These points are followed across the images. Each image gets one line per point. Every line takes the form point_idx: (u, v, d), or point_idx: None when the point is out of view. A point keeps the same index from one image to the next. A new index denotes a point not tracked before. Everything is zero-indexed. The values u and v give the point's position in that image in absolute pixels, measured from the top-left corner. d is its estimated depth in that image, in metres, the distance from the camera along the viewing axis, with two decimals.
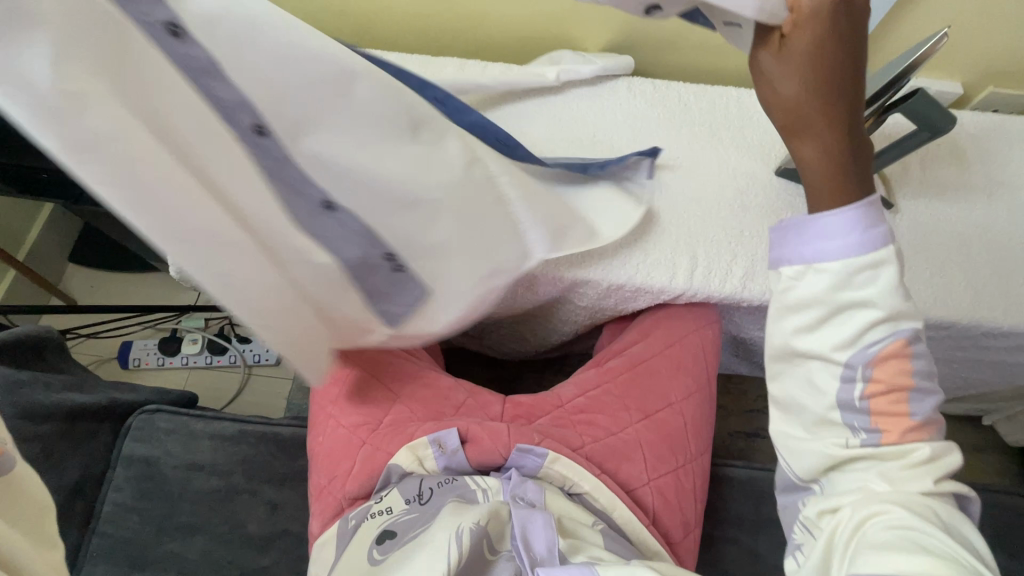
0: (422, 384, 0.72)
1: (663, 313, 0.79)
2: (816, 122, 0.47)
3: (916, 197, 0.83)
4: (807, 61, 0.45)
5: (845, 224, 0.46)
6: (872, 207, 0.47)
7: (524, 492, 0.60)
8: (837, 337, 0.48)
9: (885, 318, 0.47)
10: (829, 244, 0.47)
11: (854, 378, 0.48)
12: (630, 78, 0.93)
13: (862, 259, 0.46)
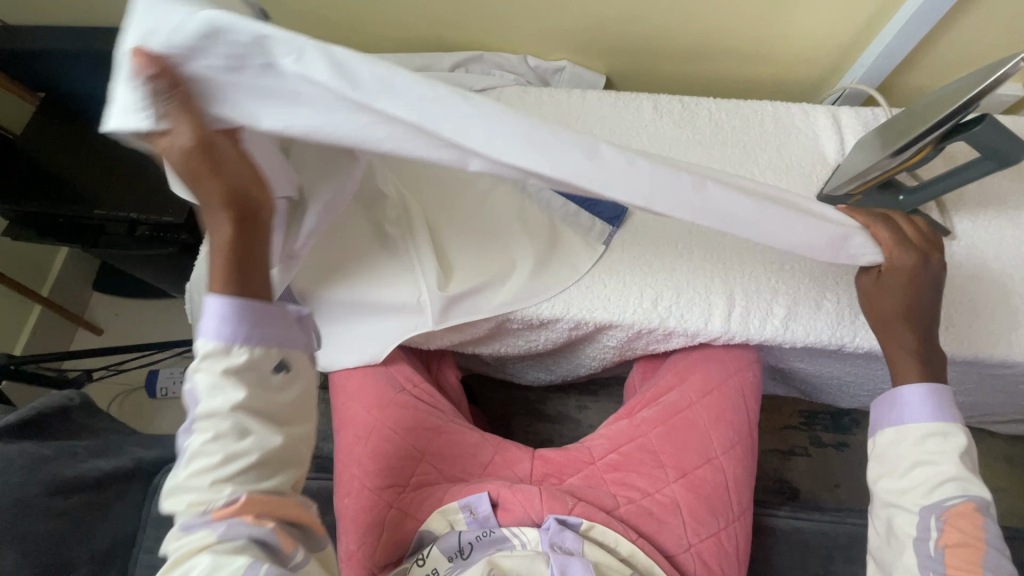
0: (448, 440, 0.71)
1: (695, 356, 0.76)
2: (902, 333, 0.60)
3: (978, 218, 0.76)
4: (899, 290, 0.60)
5: (918, 397, 0.57)
6: (944, 394, 0.57)
7: (562, 540, 0.59)
8: (914, 487, 0.55)
9: (957, 480, 0.53)
10: (911, 413, 0.57)
11: (928, 531, 0.53)
12: (656, 97, 0.87)
13: (939, 431, 0.55)
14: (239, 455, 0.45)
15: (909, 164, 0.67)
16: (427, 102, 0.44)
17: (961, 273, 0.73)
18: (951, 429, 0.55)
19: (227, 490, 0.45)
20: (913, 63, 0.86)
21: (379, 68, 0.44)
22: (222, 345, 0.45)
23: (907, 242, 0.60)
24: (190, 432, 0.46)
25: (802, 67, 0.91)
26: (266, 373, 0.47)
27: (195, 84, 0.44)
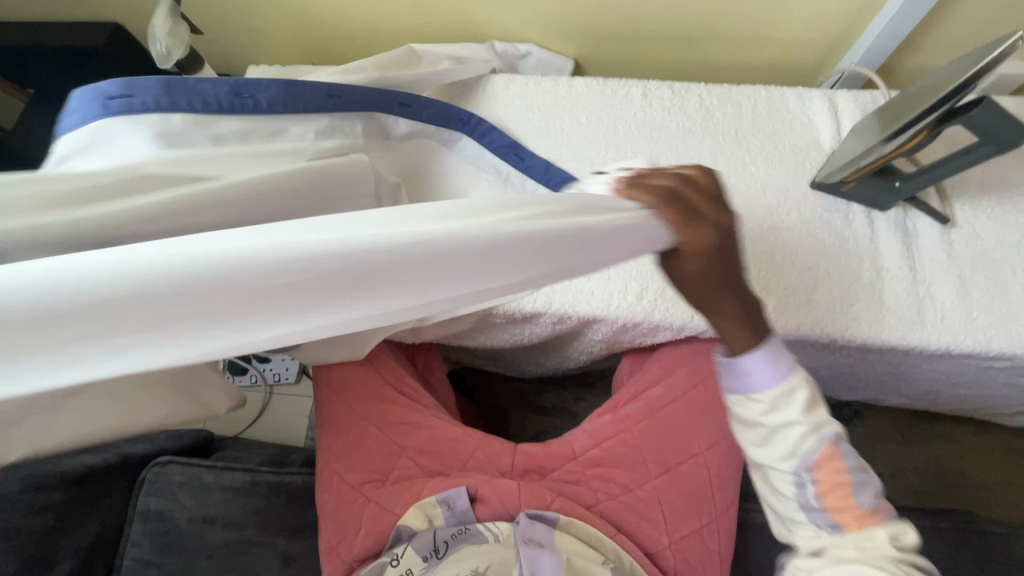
0: (429, 434, 0.70)
1: (683, 349, 0.74)
2: (724, 309, 0.51)
3: (978, 205, 0.73)
4: (707, 270, 0.48)
5: (757, 363, 0.51)
6: (776, 348, 0.51)
7: (532, 534, 0.58)
8: (778, 453, 0.51)
9: (812, 430, 0.50)
10: (754, 380, 0.51)
11: (803, 485, 0.50)
12: (645, 83, 0.84)
13: (784, 392, 0.50)
14: None
15: (905, 149, 0.65)
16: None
17: (959, 263, 0.70)
18: (795, 383, 0.51)
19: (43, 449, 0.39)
20: (916, 43, 0.83)
21: None
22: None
23: (696, 211, 0.46)
24: None
25: (799, 50, 0.88)
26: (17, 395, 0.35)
27: None
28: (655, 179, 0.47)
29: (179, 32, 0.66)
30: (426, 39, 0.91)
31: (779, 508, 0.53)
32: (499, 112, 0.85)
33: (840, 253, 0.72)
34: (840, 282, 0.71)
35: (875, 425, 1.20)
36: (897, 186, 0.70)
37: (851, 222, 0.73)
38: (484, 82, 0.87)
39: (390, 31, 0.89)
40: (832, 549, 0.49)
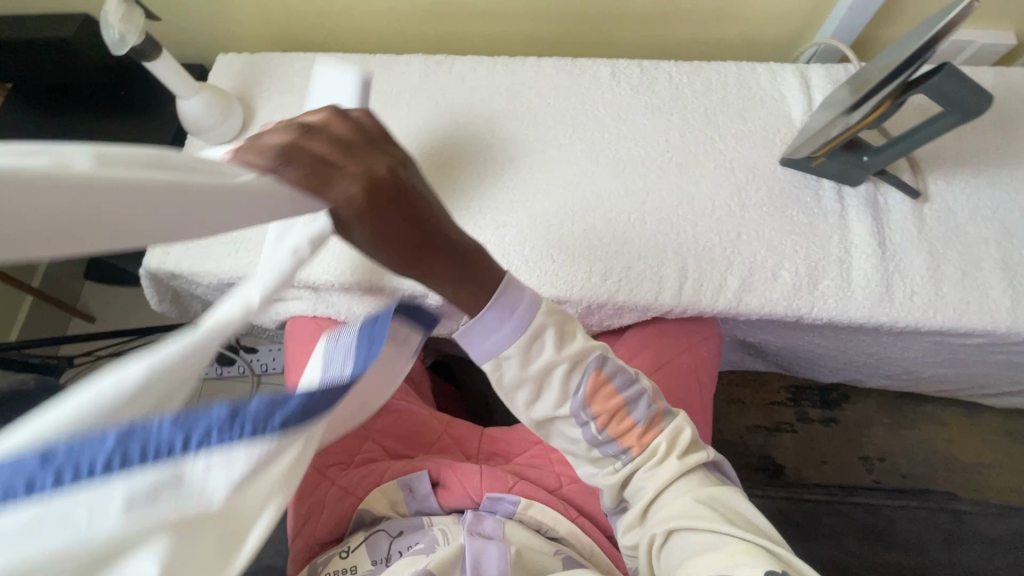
0: (395, 419, 0.71)
1: (651, 330, 0.73)
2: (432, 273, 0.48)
3: (951, 180, 0.71)
4: (393, 226, 0.45)
5: (494, 318, 0.51)
6: (509, 297, 0.50)
7: (481, 528, 0.55)
8: (552, 400, 0.53)
9: (571, 367, 0.52)
10: (496, 335, 0.51)
11: (587, 420, 0.53)
12: (614, 62, 0.83)
13: (535, 338, 0.51)
14: None
15: (869, 123, 0.63)
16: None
17: (930, 237, 0.69)
18: (541, 325, 0.51)
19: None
20: (892, 15, 0.81)
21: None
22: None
23: (328, 168, 0.42)
24: None
25: (773, 23, 0.86)
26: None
27: None
28: (269, 136, 0.43)
29: (133, 19, 0.66)
30: (395, 23, 0.90)
31: (578, 454, 0.55)
32: (466, 94, 0.84)
33: (809, 230, 0.71)
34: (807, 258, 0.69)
35: (863, 408, 1.18)
36: (865, 161, 0.68)
37: (820, 199, 0.72)
38: (451, 65, 0.86)
39: (357, 15, 0.89)
40: (632, 478, 0.52)
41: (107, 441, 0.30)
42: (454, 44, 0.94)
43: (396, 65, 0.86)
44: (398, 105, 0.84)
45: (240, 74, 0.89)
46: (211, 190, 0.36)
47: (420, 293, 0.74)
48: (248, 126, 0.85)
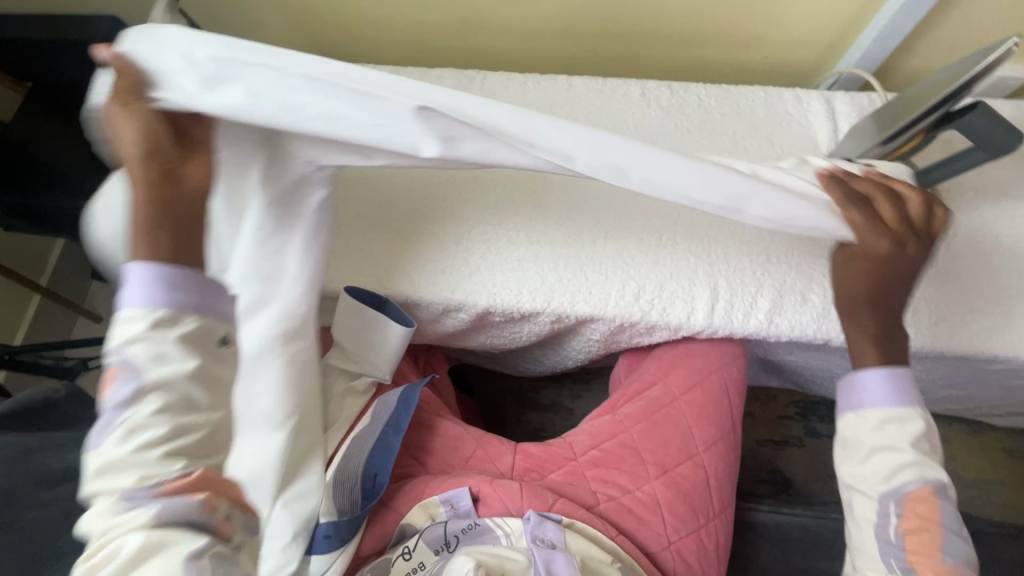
0: (428, 433, 0.72)
1: (680, 350, 0.76)
2: (862, 315, 0.61)
3: (973, 209, 0.73)
4: (870, 269, 0.60)
5: (878, 384, 0.59)
6: (904, 380, 0.59)
7: (543, 532, 0.60)
8: (874, 472, 0.57)
9: (914, 465, 0.56)
10: (871, 397, 0.59)
11: (890, 516, 0.56)
12: (644, 82, 0.85)
13: (896, 413, 0.58)
14: (187, 430, 0.50)
15: (903, 154, 0.66)
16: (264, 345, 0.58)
17: (953, 265, 0.71)
18: (908, 416, 0.58)
19: (177, 466, 0.48)
20: (912, 46, 0.83)
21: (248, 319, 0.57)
22: (168, 314, 0.50)
23: (879, 222, 0.59)
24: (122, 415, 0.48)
25: (798, 50, 0.88)
26: (216, 339, 0.53)
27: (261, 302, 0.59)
28: (859, 180, 0.61)
29: (178, 26, 0.66)
30: (426, 37, 0.91)
31: (858, 539, 0.59)
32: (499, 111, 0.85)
33: None
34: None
35: None
36: None
37: None
38: (482, 79, 0.87)
39: (390, 27, 0.89)
40: None
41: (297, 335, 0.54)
42: (485, 59, 0.95)
43: (427, 78, 0.87)
44: None
45: None
46: (767, 188, 0.58)
47: (453, 308, 0.74)
48: None
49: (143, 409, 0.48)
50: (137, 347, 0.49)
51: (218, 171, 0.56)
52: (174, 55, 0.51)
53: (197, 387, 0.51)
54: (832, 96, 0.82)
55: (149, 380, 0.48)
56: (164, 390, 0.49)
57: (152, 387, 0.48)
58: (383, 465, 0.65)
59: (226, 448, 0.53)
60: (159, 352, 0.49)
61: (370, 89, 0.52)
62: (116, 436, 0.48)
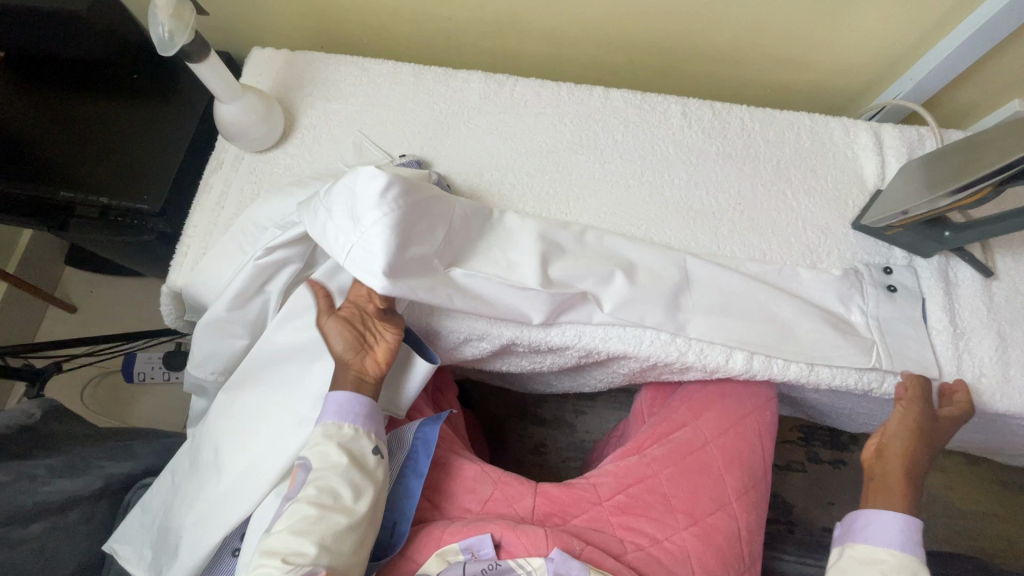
0: (444, 473, 0.68)
1: (712, 391, 0.73)
2: (914, 450, 0.63)
3: (1019, 260, 0.71)
4: (938, 429, 0.64)
5: (900, 526, 0.59)
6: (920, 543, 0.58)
7: (568, 571, 0.56)
8: None
9: None
10: (885, 536, 0.59)
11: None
12: (686, 101, 0.79)
13: (906, 563, 0.57)
14: (325, 522, 0.54)
15: (961, 206, 0.63)
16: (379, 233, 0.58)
17: (998, 317, 0.69)
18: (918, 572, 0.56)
19: (310, 559, 0.52)
20: (962, 82, 0.80)
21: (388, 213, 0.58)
22: (335, 423, 0.60)
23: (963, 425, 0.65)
24: (282, 515, 0.55)
25: (844, 78, 0.84)
26: (363, 451, 0.60)
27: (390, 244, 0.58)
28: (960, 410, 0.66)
29: (183, 14, 0.60)
30: (452, 35, 0.84)
31: None
32: (529, 121, 0.79)
33: (883, 301, 0.70)
34: (880, 326, 0.68)
35: None
36: (946, 236, 0.68)
37: (892, 268, 0.71)
38: (512, 86, 0.80)
39: (413, 20, 0.82)
40: None
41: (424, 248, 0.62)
42: (512, 62, 0.88)
43: (453, 81, 0.81)
44: (456, 127, 0.78)
45: (279, 73, 0.81)
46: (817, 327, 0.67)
47: (476, 337, 0.69)
48: (286, 133, 0.78)
49: (306, 496, 0.55)
50: (313, 449, 0.58)
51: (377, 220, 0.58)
52: (403, 244, 0.59)
53: (344, 485, 0.56)
54: (881, 127, 0.78)
55: (315, 472, 0.57)
56: (323, 482, 0.56)
57: (316, 476, 0.56)
58: (403, 513, 0.64)
59: (355, 548, 0.55)
60: (324, 452, 0.58)
61: (515, 278, 0.66)
62: (286, 516, 0.55)
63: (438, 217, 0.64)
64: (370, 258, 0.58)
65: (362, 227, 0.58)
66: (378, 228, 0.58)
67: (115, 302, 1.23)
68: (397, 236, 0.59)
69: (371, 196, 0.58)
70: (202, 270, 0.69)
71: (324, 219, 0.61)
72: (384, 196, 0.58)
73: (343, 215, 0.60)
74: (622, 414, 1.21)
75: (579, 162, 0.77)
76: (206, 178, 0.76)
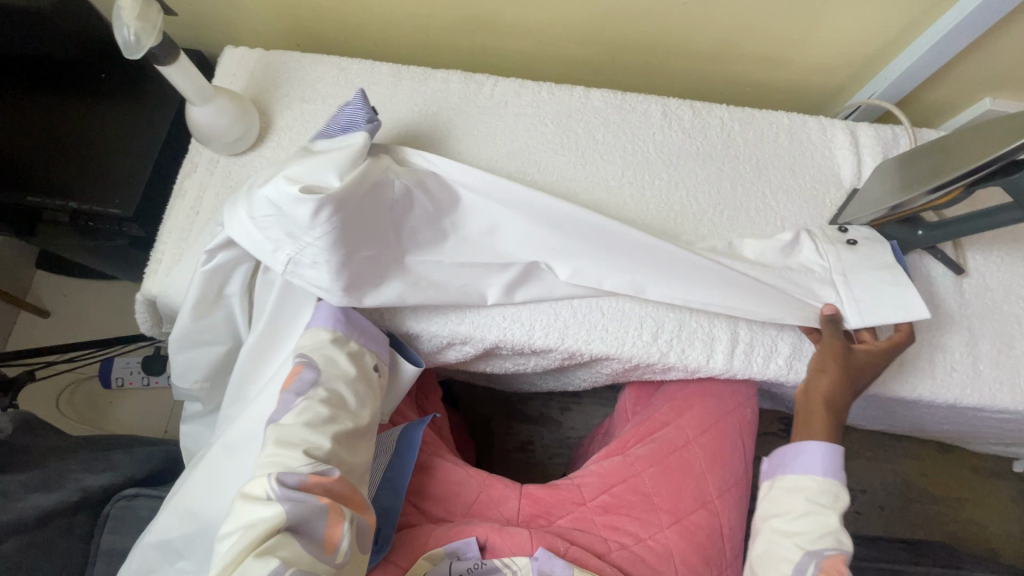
0: (428, 477, 0.67)
1: (693, 389, 0.74)
2: (832, 382, 0.63)
3: (989, 258, 0.73)
4: (860, 362, 0.65)
5: (821, 450, 0.60)
6: (838, 459, 0.60)
7: (551, 568, 0.58)
8: (802, 529, 0.57)
9: (835, 532, 0.56)
10: (809, 464, 0.60)
11: (806, 573, 0.55)
12: (666, 100, 0.79)
13: (828, 485, 0.59)
14: (334, 421, 0.53)
15: (931, 207, 0.64)
16: (315, 249, 0.58)
17: (969, 312, 0.71)
18: (837, 489, 0.59)
19: (324, 463, 0.50)
20: (934, 81, 0.82)
21: (314, 228, 0.56)
22: (342, 335, 0.61)
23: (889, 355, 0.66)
24: (288, 410, 0.53)
25: (821, 77, 0.85)
26: (368, 367, 0.61)
27: (330, 260, 0.59)
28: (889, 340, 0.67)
29: (149, 17, 0.58)
30: (430, 34, 0.83)
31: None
32: (509, 121, 0.78)
33: None
34: (846, 279, 0.68)
35: None
36: (920, 235, 0.69)
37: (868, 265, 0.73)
38: (492, 87, 0.80)
39: (389, 18, 0.80)
40: None
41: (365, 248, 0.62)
42: (492, 60, 0.87)
43: (432, 80, 0.80)
44: (435, 128, 0.77)
45: (253, 73, 0.79)
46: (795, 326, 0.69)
47: (459, 340, 0.69)
48: (262, 135, 0.76)
49: (316, 395, 0.54)
50: (319, 352, 0.58)
51: (309, 238, 0.57)
52: (342, 255, 0.59)
53: (353, 394, 0.56)
54: (857, 125, 0.79)
55: (326, 375, 0.56)
56: (334, 386, 0.55)
57: (325, 378, 0.56)
58: (387, 518, 0.62)
59: (359, 449, 0.55)
60: (331, 356, 0.58)
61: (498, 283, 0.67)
62: (296, 411, 0.52)
63: (376, 201, 0.62)
64: (313, 270, 0.60)
65: (298, 245, 0.58)
66: (314, 245, 0.57)
67: (90, 307, 1.20)
68: (332, 248, 0.58)
69: (303, 217, 0.56)
70: (180, 281, 0.69)
71: (251, 230, 0.59)
72: (317, 218, 0.56)
73: (270, 227, 0.58)
74: (607, 409, 1.22)
75: (559, 163, 0.77)
76: (180, 183, 0.74)
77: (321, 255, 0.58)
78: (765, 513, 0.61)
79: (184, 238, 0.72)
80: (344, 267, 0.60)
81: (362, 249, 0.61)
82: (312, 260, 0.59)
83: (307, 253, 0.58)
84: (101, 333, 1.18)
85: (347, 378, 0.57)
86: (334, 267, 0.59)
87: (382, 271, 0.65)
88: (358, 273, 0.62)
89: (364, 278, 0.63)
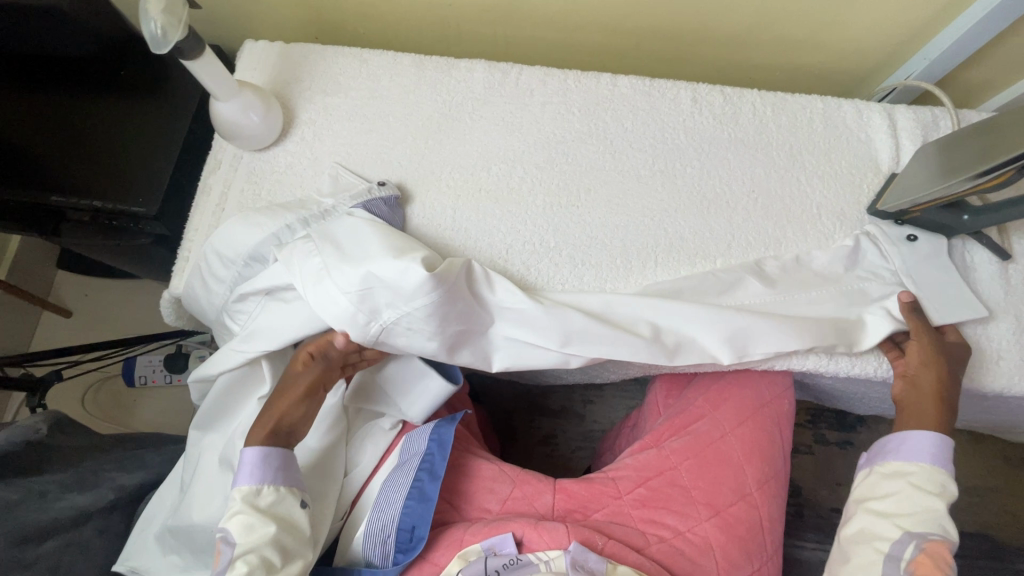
0: (462, 474, 0.67)
1: (728, 382, 0.72)
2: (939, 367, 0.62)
3: None
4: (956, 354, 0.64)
5: (932, 444, 0.59)
6: (950, 451, 0.59)
7: (585, 557, 0.57)
8: (903, 512, 0.57)
9: (940, 522, 0.55)
10: (917, 451, 0.59)
11: (904, 553, 0.55)
12: (696, 86, 0.77)
13: (936, 475, 0.58)
14: None
15: (981, 190, 0.62)
16: (415, 320, 0.59)
17: (1015, 300, 0.69)
18: (949, 483, 0.58)
19: None
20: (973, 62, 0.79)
21: (418, 299, 0.58)
22: (252, 487, 0.55)
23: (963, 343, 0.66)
24: None
25: (856, 58, 0.82)
26: (289, 511, 0.56)
27: (427, 328, 0.59)
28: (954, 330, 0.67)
29: (175, 10, 0.57)
30: (451, 23, 0.81)
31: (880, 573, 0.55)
32: (536, 111, 0.77)
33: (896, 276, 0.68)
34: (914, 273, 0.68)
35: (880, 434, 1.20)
36: (965, 220, 0.67)
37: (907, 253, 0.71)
38: (517, 75, 0.78)
39: (411, 8, 0.79)
40: None
41: (461, 320, 0.61)
42: (515, 50, 0.85)
43: (455, 70, 0.78)
44: (460, 120, 0.76)
45: (274, 68, 0.78)
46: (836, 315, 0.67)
47: None
48: (286, 130, 0.75)
49: (237, 573, 0.52)
50: (234, 520, 0.54)
51: (411, 309, 0.58)
52: (438, 326, 0.60)
53: (278, 552, 0.54)
54: (894, 107, 0.77)
55: (240, 547, 0.53)
56: (252, 552, 0.53)
57: (243, 551, 0.53)
58: (422, 516, 0.60)
59: None
60: (245, 522, 0.54)
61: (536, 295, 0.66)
62: None
63: (463, 291, 0.62)
64: (406, 338, 0.60)
65: (397, 316, 0.58)
66: (414, 315, 0.58)
67: (112, 306, 1.20)
68: (431, 316, 0.59)
69: (410, 287, 0.57)
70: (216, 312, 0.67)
71: (343, 304, 0.58)
72: (429, 285, 0.58)
73: (366, 299, 0.58)
74: (629, 403, 1.20)
75: (587, 153, 0.75)
76: (204, 180, 0.73)
77: (420, 323, 0.59)
78: (860, 497, 0.61)
79: (200, 276, 0.67)
80: (439, 336, 0.60)
81: (458, 323, 0.61)
82: (408, 329, 0.60)
83: (403, 323, 0.59)
84: (124, 332, 1.18)
85: (262, 542, 0.53)
86: (432, 336, 0.60)
87: (475, 346, 0.64)
88: (450, 343, 0.62)
89: (458, 349, 0.63)
